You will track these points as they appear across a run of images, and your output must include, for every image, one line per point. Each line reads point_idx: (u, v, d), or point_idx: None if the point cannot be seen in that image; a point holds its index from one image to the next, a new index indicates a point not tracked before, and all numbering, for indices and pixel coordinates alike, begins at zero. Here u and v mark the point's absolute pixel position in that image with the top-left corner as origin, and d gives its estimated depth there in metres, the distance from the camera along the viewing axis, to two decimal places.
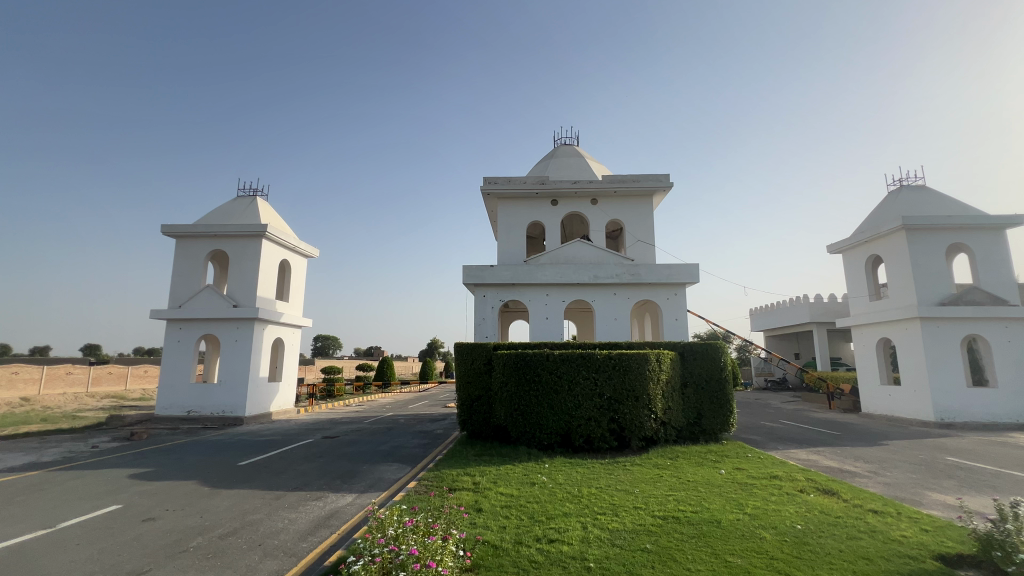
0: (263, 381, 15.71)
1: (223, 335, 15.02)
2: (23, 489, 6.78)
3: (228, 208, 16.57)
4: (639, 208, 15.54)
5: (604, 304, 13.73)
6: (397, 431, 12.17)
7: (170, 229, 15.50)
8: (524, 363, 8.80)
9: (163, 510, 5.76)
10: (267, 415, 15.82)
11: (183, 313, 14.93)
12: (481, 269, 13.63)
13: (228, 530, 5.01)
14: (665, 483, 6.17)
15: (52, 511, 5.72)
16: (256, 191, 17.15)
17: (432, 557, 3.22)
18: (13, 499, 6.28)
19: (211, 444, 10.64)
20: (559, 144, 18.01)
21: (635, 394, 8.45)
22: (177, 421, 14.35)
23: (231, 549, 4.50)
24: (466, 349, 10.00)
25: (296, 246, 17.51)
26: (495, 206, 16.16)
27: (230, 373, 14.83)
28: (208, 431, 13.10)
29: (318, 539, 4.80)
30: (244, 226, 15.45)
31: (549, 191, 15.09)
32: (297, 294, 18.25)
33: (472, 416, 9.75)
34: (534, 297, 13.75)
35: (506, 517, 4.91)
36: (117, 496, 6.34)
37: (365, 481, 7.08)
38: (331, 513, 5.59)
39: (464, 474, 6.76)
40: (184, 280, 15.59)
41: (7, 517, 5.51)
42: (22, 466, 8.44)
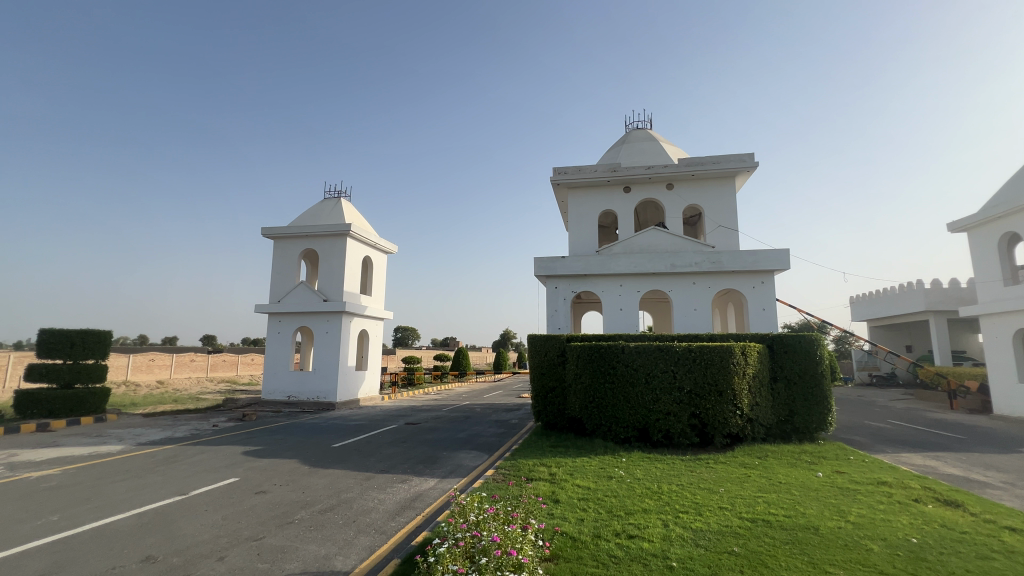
0: (351, 370, 16.89)
1: (316, 327, 16.34)
2: (161, 460, 7.88)
3: (317, 210, 17.93)
4: (719, 192, 14.63)
5: (683, 294, 13.12)
6: (474, 420, 12.56)
7: (269, 231, 17.08)
8: (598, 355, 8.72)
9: (271, 484, 6.42)
10: (356, 401, 17.04)
11: (282, 307, 16.43)
12: (553, 261, 13.55)
13: (326, 506, 5.47)
14: (754, 484, 5.81)
15: (184, 481, 6.60)
16: (340, 193, 18.38)
17: (512, 545, 3.28)
18: (155, 468, 7.34)
19: (309, 427, 11.66)
20: (631, 128, 17.38)
21: (718, 388, 8.01)
22: (280, 404, 15.88)
23: (330, 524, 4.91)
24: (539, 340, 10.04)
25: (376, 243, 18.56)
26: (566, 197, 15.98)
27: (323, 362, 16.11)
28: (306, 415, 14.39)
29: (404, 520, 5.09)
30: (331, 226, 16.64)
31: (621, 177, 14.65)
32: (379, 288, 19.37)
33: (546, 407, 9.80)
34: (607, 288, 13.47)
35: (584, 510, 4.90)
36: (234, 471, 7.17)
37: (446, 467, 7.40)
38: (416, 496, 5.91)
39: (540, 465, 6.83)
40: (282, 277, 17.13)
41: (151, 484, 6.45)
42: (160, 440, 9.80)
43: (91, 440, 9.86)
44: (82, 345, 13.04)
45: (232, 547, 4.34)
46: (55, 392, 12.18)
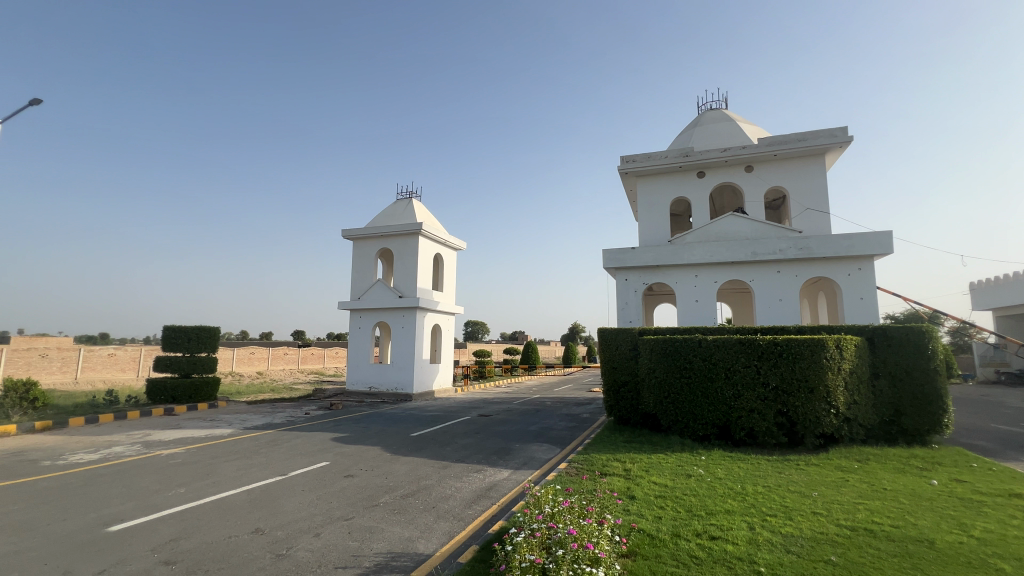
0: (426, 363, 17.62)
1: (393, 322, 17.23)
2: (264, 443, 8.74)
3: (391, 211, 18.84)
4: (807, 172, 13.45)
5: (766, 283, 12.25)
6: (545, 413, 12.63)
7: (348, 233, 18.21)
8: (673, 348, 8.40)
9: (358, 469, 6.90)
10: (431, 393, 17.75)
11: (362, 304, 17.49)
12: (622, 252, 13.22)
13: (408, 492, 5.78)
14: (853, 489, 5.32)
15: (284, 463, 7.28)
16: (411, 193, 19.17)
17: (590, 539, 3.26)
18: (259, 450, 8.16)
19: (389, 416, 12.36)
20: (703, 110, 16.43)
21: (808, 384, 7.40)
22: (363, 395, 16.96)
23: (412, 509, 5.19)
24: (610, 334, 9.87)
25: (446, 241, 19.16)
26: (634, 186, 15.47)
27: (400, 356, 16.96)
28: (386, 405, 15.25)
29: (480, 508, 5.24)
30: (404, 225, 17.42)
31: (694, 162, 13.93)
32: (450, 284, 20.00)
33: (619, 401, 9.61)
34: (680, 279, 12.92)
35: (661, 507, 4.77)
36: (325, 455, 7.79)
37: (519, 459, 7.51)
38: (491, 486, 6.06)
39: (614, 460, 6.73)
40: (361, 276, 18.22)
41: (257, 464, 7.18)
42: (263, 426, 10.85)
43: (207, 423, 11.16)
44: (197, 340, 14.76)
45: (327, 525, 4.73)
46: (178, 381, 13.92)
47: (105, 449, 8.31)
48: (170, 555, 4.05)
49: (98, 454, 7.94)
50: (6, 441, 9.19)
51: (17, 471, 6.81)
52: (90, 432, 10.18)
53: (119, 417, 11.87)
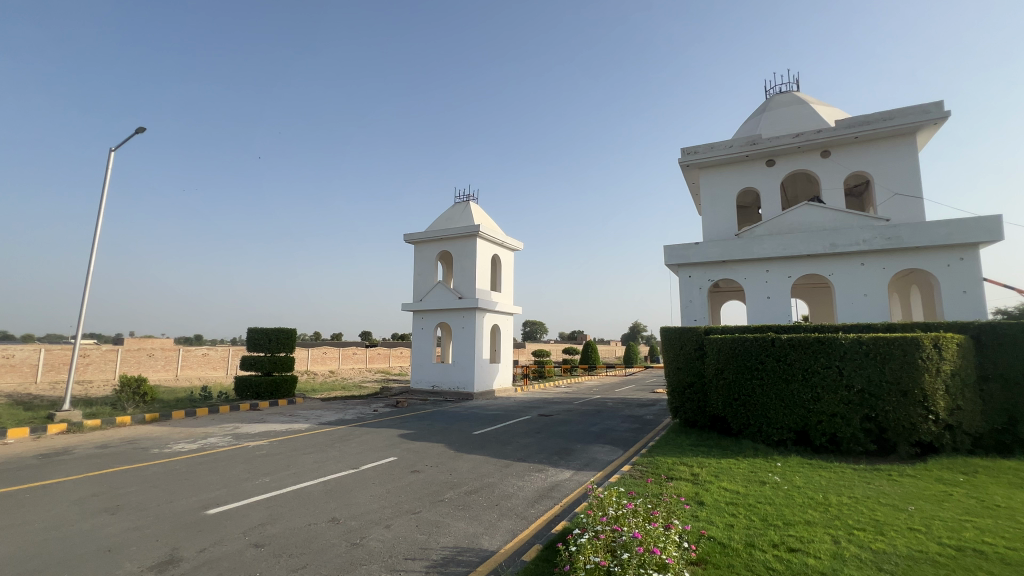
0: (486, 363, 17.91)
1: (454, 323, 17.67)
2: (337, 438, 9.29)
3: (450, 214, 19.34)
4: (894, 153, 12.25)
5: (848, 277, 11.30)
6: (606, 414, 12.43)
7: (410, 237, 18.89)
8: (743, 348, 7.97)
9: (424, 465, 7.15)
10: (491, 392, 18.01)
11: (424, 305, 18.09)
12: (685, 248, 12.72)
13: (471, 489, 5.90)
14: (958, 505, 4.77)
15: (355, 457, 7.69)
16: (468, 197, 19.57)
17: (656, 543, 3.17)
18: (333, 445, 8.68)
19: (451, 414, 12.69)
20: (772, 94, 15.42)
21: (901, 388, 6.73)
22: (426, 393, 17.54)
23: (476, 505, 5.29)
24: (674, 333, 9.53)
25: (503, 242, 19.37)
26: (697, 178, 14.83)
27: (461, 356, 17.37)
28: (449, 403, 15.68)
29: (543, 508, 5.25)
30: (462, 228, 17.82)
31: (762, 150, 13.12)
32: (508, 285, 20.20)
33: (685, 403, 9.25)
34: (749, 274, 12.23)
35: (733, 515, 4.54)
36: (393, 451, 8.14)
37: (580, 459, 7.44)
38: (553, 486, 6.05)
39: (681, 464, 6.48)
40: (422, 278, 18.85)
41: (331, 458, 7.65)
42: (336, 421, 11.53)
43: (287, 418, 12.04)
44: (277, 340, 15.93)
45: (397, 517, 4.95)
46: (261, 379, 15.11)
47: (202, 440, 9.20)
48: (259, 538, 4.40)
49: (196, 444, 8.80)
50: (123, 430, 10.44)
51: (132, 457, 7.69)
52: (189, 424, 11.32)
53: (213, 411, 13.10)
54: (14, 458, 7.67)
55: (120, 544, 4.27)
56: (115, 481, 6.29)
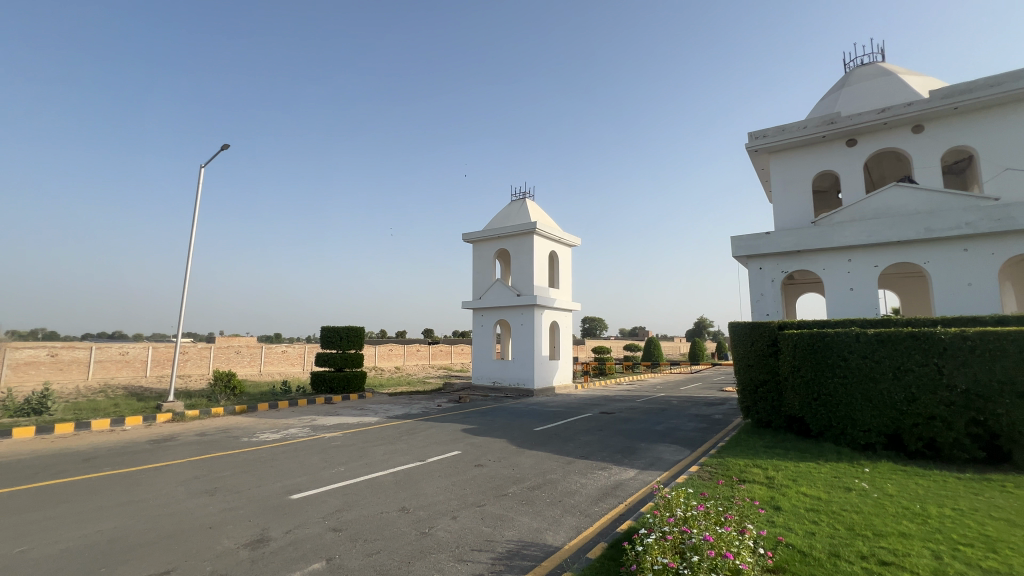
0: (546, 360, 17.92)
1: (513, 320, 17.84)
2: (404, 431, 9.71)
3: (506, 213, 19.51)
4: (1002, 124, 10.85)
5: (946, 265, 10.16)
6: (672, 413, 12.04)
7: (468, 236, 19.27)
8: (823, 344, 7.42)
9: (487, 459, 7.30)
10: (551, 389, 18.01)
11: (483, 303, 18.40)
12: (755, 238, 12.01)
13: (534, 484, 5.94)
14: None
15: (422, 450, 8.00)
16: (525, 194, 19.64)
17: (728, 548, 3.03)
18: (401, 437, 9.07)
19: (512, 410, 12.84)
20: (852, 68, 14.14)
21: (1016, 389, 5.97)
22: (487, 389, 17.86)
23: (539, 501, 5.32)
24: (745, 329, 9.03)
25: (560, 238, 19.26)
26: (767, 164, 13.92)
27: (521, 352, 17.50)
28: (510, 400, 15.87)
29: (607, 506, 5.18)
30: (519, 225, 17.92)
31: (841, 130, 12.09)
32: (566, 281, 20.07)
33: (757, 403, 8.74)
34: (828, 265, 11.34)
35: (815, 522, 4.24)
36: (457, 445, 8.37)
37: (645, 459, 7.26)
38: (617, 485, 5.94)
39: (754, 466, 6.14)
40: (481, 277, 19.18)
41: (400, 450, 8.01)
42: (402, 415, 12.03)
43: (358, 412, 12.73)
44: (348, 338, 16.86)
45: (463, 509, 5.09)
46: (334, 374, 16.09)
47: (284, 431, 9.96)
48: (336, 523, 4.71)
49: (279, 434, 9.54)
50: (218, 420, 11.53)
51: (225, 444, 8.49)
52: (272, 415, 12.29)
53: (293, 404, 14.14)
54: (131, 442, 8.71)
55: (219, 522, 4.73)
56: (212, 466, 6.98)
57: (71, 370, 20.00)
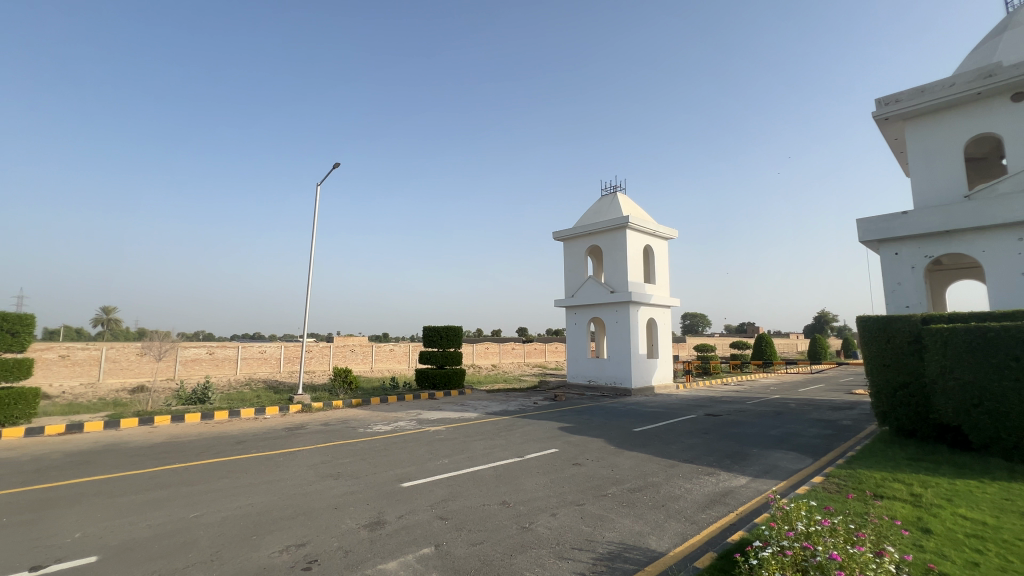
0: (643, 358, 17.28)
1: (607, 318, 17.47)
2: (503, 427, 9.98)
3: (598, 208, 19.16)
4: None
5: None
6: (789, 417, 10.95)
7: (560, 234, 19.24)
8: (985, 341, 6.25)
9: (585, 458, 7.23)
10: (650, 389, 17.32)
11: (576, 301, 18.27)
12: (889, 219, 10.45)
13: (635, 486, 5.78)
14: None
15: (520, 446, 8.16)
16: (616, 187, 19.14)
17: (862, 571, 2.68)
18: (500, 434, 9.34)
19: (610, 410, 12.59)
20: (1016, 6, 11.67)
21: None
22: (583, 387, 17.69)
23: (640, 504, 5.16)
24: (878, 323, 7.91)
25: (655, 231, 18.45)
26: (902, 133, 12.03)
27: (617, 351, 17.08)
28: (607, 399, 15.58)
29: (715, 514, 4.86)
30: (610, 220, 17.50)
31: (1003, 84, 10.06)
32: (663, 275, 19.18)
33: (898, 409, 7.61)
34: (990, 247, 9.52)
35: (979, 552, 3.58)
36: (554, 442, 8.42)
37: (758, 466, 6.69)
38: (727, 492, 5.55)
39: (894, 481, 5.36)
40: (573, 274, 19.05)
41: (499, 445, 8.26)
42: (500, 412, 12.37)
43: (459, 407, 13.35)
44: (447, 337, 17.74)
45: (562, 507, 5.10)
46: (435, 371, 17.02)
47: (394, 424, 10.77)
48: (442, 512, 4.99)
49: (391, 427, 10.35)
50: (338, 412, 12.81)
51: (345, 434, 9.42)
52: (384, 409, 13.36)
53: (400, 399, 15.22)
54: (271, 429, 10.02)
55: (342, 503, 5.27)
56: (336, 453, 7.79)
57: (224, 366, 23.55)
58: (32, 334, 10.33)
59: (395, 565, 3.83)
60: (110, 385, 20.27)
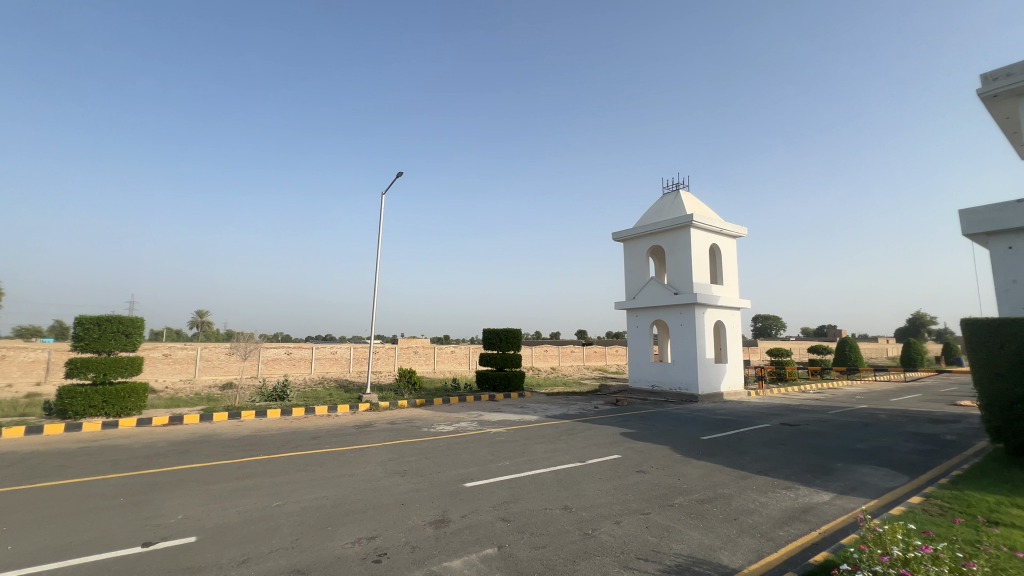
0: (711, 363, 16.47)
1: (671, 321, 16.84)
2: (563, 431, 9.90)
3: (659, 207, 18.56)
4: None
5: None
6: (880, 429, 9.98)
7: (619, 235, 18.84)
8: None
9: (649, 466, 7.01)
10: (719, 395, 16.47)
11: (637, 303, 17.79)
12: (999, 210, 9.25)
13: (704, 498, 5.51)
14: None
15: (582, 451, 8.06)
16: (678, 185, 18.45)
17: None
18: (560, 437, 9.28)
19: (675, 416, 12.12)
20: None
21: None
22: (646, 392, 17.16)
23: (710, 516, 4.91)
24: (989, 327, 7.00)
25: (722, 229, 17.56)
26: (1014, 111, 10.62)
27: (682, 355, 16.41)
28: (671, 405, 15.01)
29: (795, 531, 4.52)
30: (673, 219, 16.88)
31: None
32: (731, 276, 18.21)
33: (1015, 424, 6.69)
34: None
35: None
36: (617, 448, 8.24)
37: (844, 482, 6.15)
38: (807, 508, 5.15)
39: (1013, 507, 4.70)
40: (634, 276, 18.57)
41: (560, 449, 8.20)
42: (561, 416, 12.30)
43: (519, 410, 13.43)
44: (506, 339, 17.90)
45: (626, 515, 4.97)
46: (495, 374, 17.23)
47: (457, 424, 11.02)
48: (505, 514, 5.02)
49: (453, 427, 10.61)
50: (404, 412, 13.31)
51: (410, 433, 9.77)
52: (446, 409, 13.72)
53: (462, 400, 15.55)
54: (342, 426, 10.61)
55: (409, 500, 5.46)
56: (402, 451, 8.10)
57: (300, 365, 25.28)
58: (142, 333, 11.53)
59: (460, 564, 3.90)
60: (204, 381, 22.43)
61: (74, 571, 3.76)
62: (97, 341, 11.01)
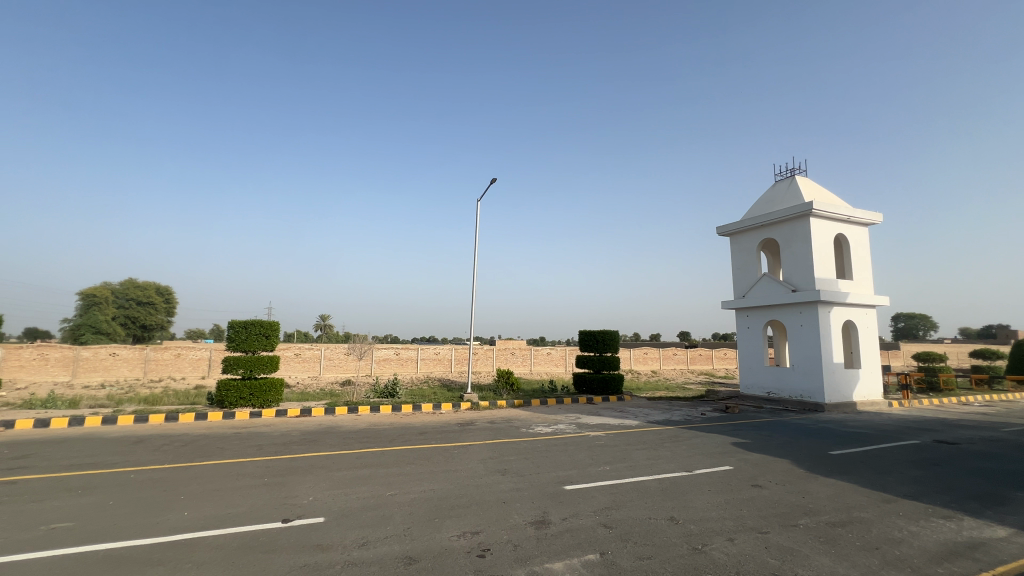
0: (840, 368, 14.57)
1: (789, 321, 15.23)
2: (667, 438, 9.41)
3: (772, 195, 16.90)
4: None
5: None
6: None
7: (725, 229, 17.51)
8: None
9: (767, 481, 6.36)
10: (850, 405, 14.51)
11: (748, 302, 16.40)
12: None
13: (836, 520, 4.87)
14: None
15: (688, 460, 7.57)
16: (794, 170, 16.65)
17: None
18: (664, 444, 8.82)
19: (797, 427, 10.90)
20: None
21: None
22: (760, 399, 15.71)
23: (844, 542, 4.32)
24: None
25: (850, 217, 15.49)
26: None
27: (803, 359, 14.76)
28: (791, 414, 13.56)
29: (958, 569, 3.80)
30: (789, 208, 15.26)
31: None
32: (863, 269, 15.98)
33: None
34: None
35: None
36: (728, 459, 7.61)
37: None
38: (974, 543, 4.31)
39: None
40: (743, 272, 17.15)
41: (664, 457, 7.79)
42: (663, 421, 11.74)
43: (619, 414, 13.06)
44: (603, 341, 17.51)
45: (741, 532, 4.56)
46: (593, 376, 16.96)
47: (555, 426, 11.02)
48: (606, 520, 4.90)
49: (552, 429, 10.63)
50: (503, 412, 13.66)
51: (510, 433, 9.96)
52: (544, 410, 13.81)
53: (559, 402, 15.54)
54: (447, 424, 11.16)
55: (509, 499, 5.55)
56: (502, 450, 8.28)
57: (408, 365, 27.16)
58: (278, 334, 13.21)
59: (561, 566, 3.88)
60: (328, 378, 25.10)
61: (231, 538, 4.42)
62: (245, 342, 12.85)
